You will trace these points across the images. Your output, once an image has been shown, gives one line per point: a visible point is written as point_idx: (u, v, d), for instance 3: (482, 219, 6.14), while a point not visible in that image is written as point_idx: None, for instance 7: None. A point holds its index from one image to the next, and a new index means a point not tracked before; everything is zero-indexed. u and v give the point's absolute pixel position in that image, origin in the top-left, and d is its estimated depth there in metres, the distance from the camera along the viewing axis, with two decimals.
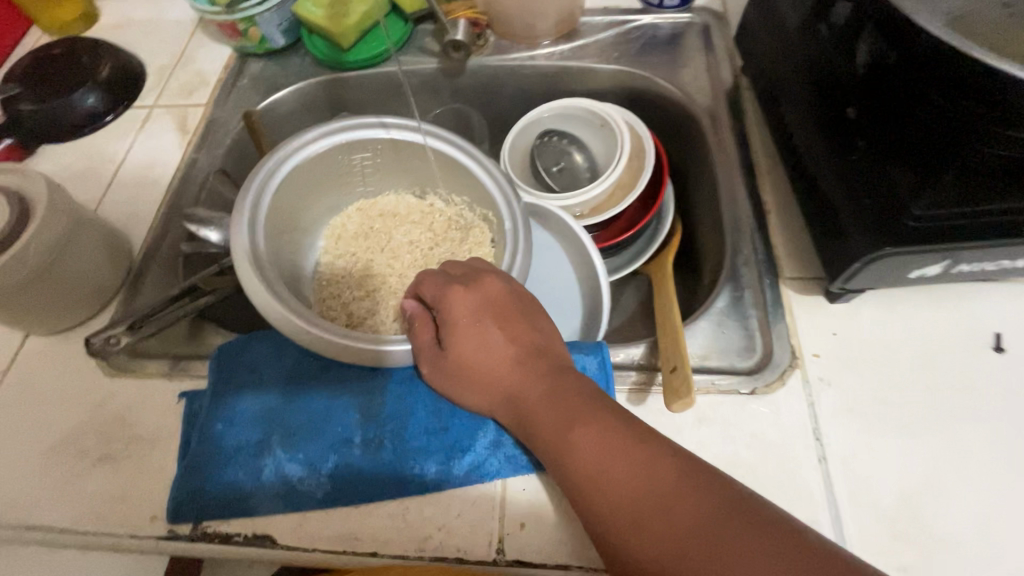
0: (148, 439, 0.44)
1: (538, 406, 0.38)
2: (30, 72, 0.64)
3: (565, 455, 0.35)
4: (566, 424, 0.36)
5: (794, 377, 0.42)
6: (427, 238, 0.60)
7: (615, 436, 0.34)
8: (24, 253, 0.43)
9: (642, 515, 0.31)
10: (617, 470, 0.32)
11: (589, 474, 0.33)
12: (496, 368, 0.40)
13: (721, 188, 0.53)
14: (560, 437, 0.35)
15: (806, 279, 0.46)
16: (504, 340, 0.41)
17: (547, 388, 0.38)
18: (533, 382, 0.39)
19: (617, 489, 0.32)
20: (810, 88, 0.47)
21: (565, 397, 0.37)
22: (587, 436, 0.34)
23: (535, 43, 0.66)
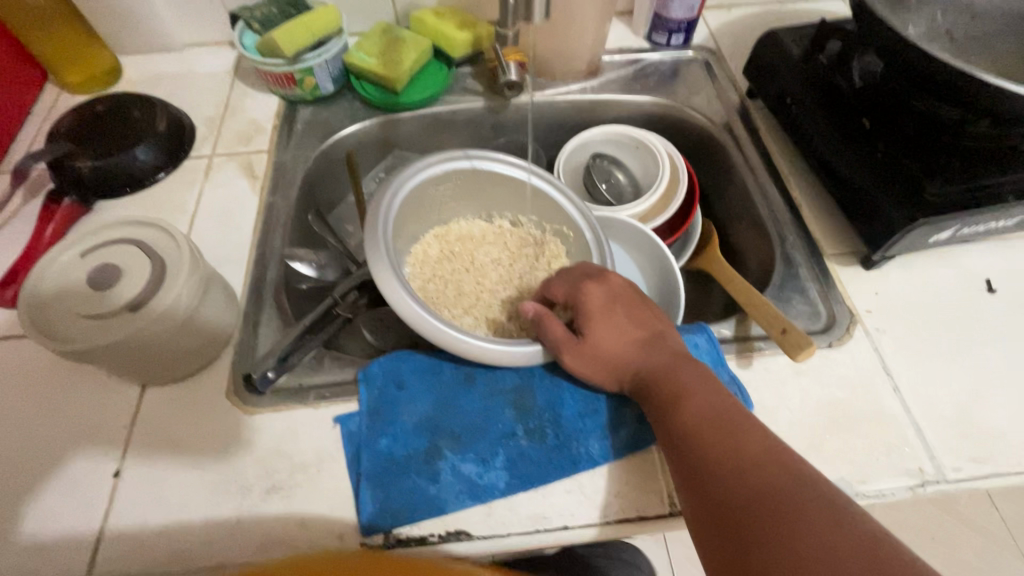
0: (312, 465, 0.46)
1: (654, 380, 0.45)
2: (82, 129, 0.63)
3: (670, 415, 0.43)
4: (677, 394, 0.44)
5: (858, 329, 0.53)
6: (505, 256, 0.66)
7: (719, 412, 0.42)
8: (179, 299, 0.45)
9: (725, 472, 0.38)
10: (711, 436, 0.40)
11: (687, 434, 0.41)
12: (631, 349, 0.48)
13: (755, 190, 0.64)
14: (671, 403, 0.43)
15: (845, 253, 0.58)
16: (630, 326, 0.49)
17: (665, 366, 0.46)
18: (654, 360, 0.47)
19: (708, 450, 0.40)
20: (822, 104, 0.59)
21: (678, 375, 0.45)
22: (694, 406, 0.42)
23: (566, 79, 0.75)
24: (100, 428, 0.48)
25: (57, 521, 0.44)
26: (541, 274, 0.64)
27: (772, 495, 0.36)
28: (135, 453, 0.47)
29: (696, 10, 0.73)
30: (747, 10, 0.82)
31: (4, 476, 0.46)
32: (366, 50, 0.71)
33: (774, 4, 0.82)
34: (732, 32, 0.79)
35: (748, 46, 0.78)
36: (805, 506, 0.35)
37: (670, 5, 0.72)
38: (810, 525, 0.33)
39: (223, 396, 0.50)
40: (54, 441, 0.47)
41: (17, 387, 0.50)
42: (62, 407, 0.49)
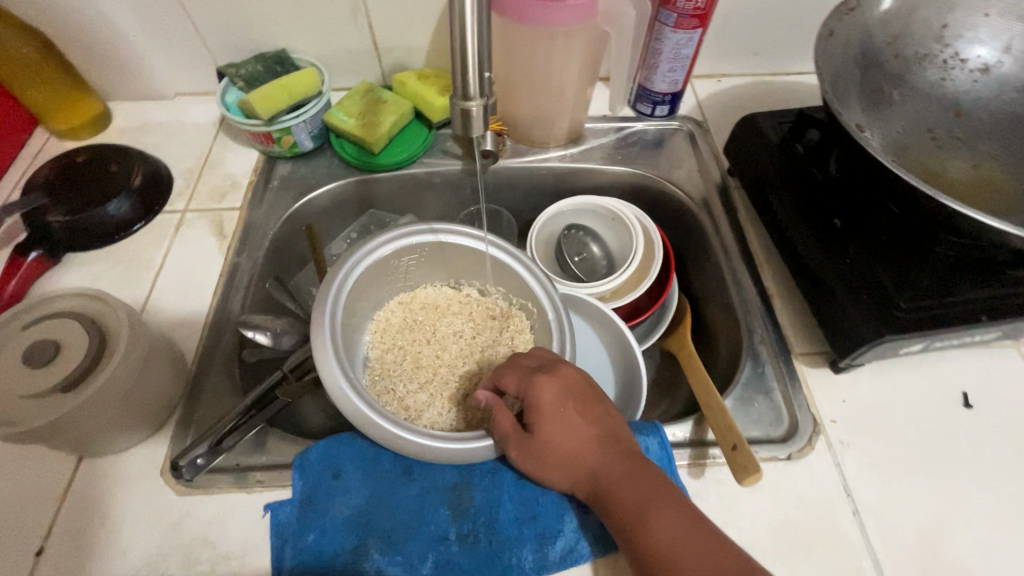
0: (236, 557, 0.45)
1: (615, 487, 0.43)
2: (58, 182, 0.64)
3: (639, 532, 0.41)
4: (641, 506, 0.42)
5: (820, 441, 0.50)
6: (469, 327, 0.65)
7: (689, 527, 0.40)
8: (107, 382, 0.44)
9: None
10: (686, 557, 0.39)
11: (659, 555, 0.39)
12: (583, 449, 0.46)
13: (727, 275, 0.63)
14: (639, 517, 0.41)
15: (814, 353, 0.56)
16: (584, 425, 0.47)
17: (624, 471, 0.44)
18: (612, 461, 0.45)
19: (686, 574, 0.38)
20: (793, 196, 0.58)
21: (640, 482, 0.43)
22: (663, 522, 0.40)
23: (546, 146, 0.74)
24: (29, 502, 0.47)
25: None
26: (503, 350, 0.61)
27: None
28: (59, 531, 0.46)
29: (680, 84, 0.71)
30: (736, 80, 0.80)
31: None
32: (347, 109, 0.71)
33: (765, 75, 0.81)
34: (719, 104, 0.78)
35: (734, 119, 0.77)
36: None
37: (652, 79, 0.71)
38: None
39: (158, 475, 0.49)
40: None
41: None
42: None
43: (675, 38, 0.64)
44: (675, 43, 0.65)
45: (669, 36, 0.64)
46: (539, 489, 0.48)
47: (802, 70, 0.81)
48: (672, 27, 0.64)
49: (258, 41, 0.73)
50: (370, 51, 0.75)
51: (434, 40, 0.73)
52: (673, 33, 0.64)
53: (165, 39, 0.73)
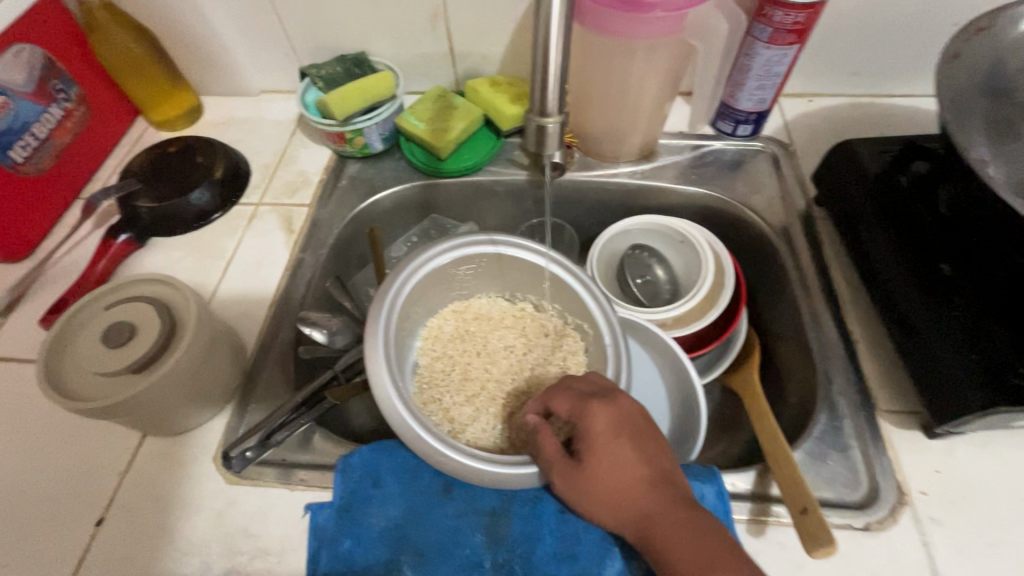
0: (274, 554, 0.45)
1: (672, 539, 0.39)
2: (149, 170, 0.68)
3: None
4: (703, 564, 0.37)
5: (905, 514, 0.44)
6: (521, 343, 0.63)
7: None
8: (174, 369, 0.45)
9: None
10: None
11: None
12: (635, 487, 0.42)
13: (806, 314, 0.57)
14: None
15: (904, 412, 0.50)
16: (638, 464, 0.43)
17: (683, 522, 0.40)
18: (668, 509, 0.41)
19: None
20: (892, 233, 0.52)
21: (700, 536, 0.39)
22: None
23: (616, 161, 0.71)
24: (95, 472, 0.50)
25: (40, 560, 0.46)
26: (554, 371, 0.59)
27: None
28: (118, 505, 0.48)
29: (767, 103, 0.66)
30: (830, 101, 0.74)
31: (7, 502, 0.49)
32: (418, 113, 0.71)
33: (865, 96, 0.74)
34: (808, 126, 0.72)
35: (825, 143, 0.71)
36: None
37: (737, 96, 0.66)
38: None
39: (211, 461, 0.50)
40: (57, 476, 0.50)
41: (39, 414, 0.54)
42: (69, 442, 0.52)
43: (768, 54, 0.60)
44: (767, 59, 0.60)
45: (760, 52, 0.60)
46: (581, 525, 0.46)
47: (909, 93, 0.73)
48: (766, 42, 0.59)
49: (340, 43, 0.75)
50: (445, 56, 0.75)
51: (510, 48, 0.72)
52: (767, 48, 0.59)
53: (254, 38, 0.76)
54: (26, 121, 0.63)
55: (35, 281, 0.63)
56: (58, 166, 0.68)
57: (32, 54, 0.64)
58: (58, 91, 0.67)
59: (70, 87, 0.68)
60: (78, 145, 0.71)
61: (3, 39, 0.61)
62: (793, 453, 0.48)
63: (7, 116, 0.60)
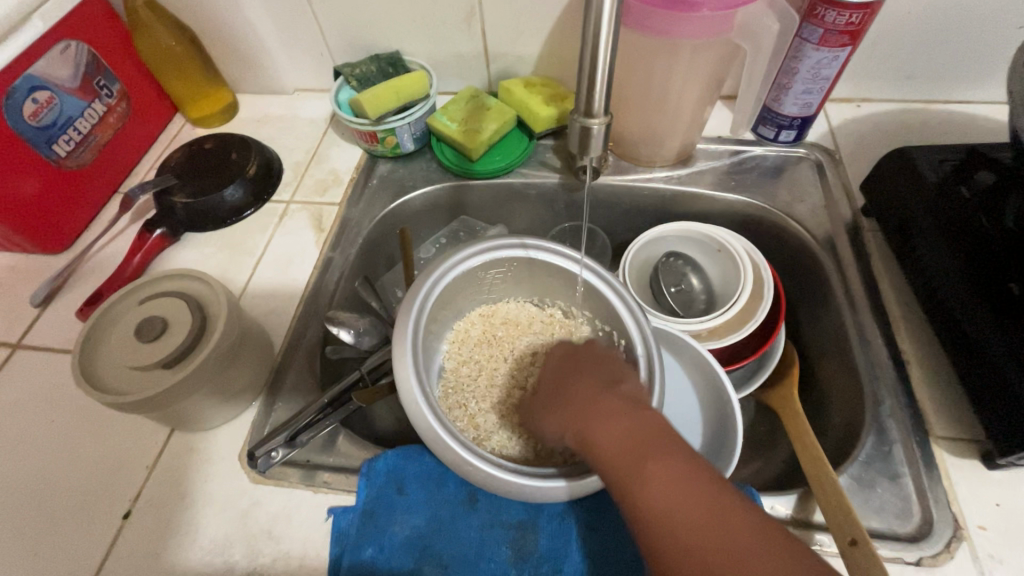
0: (296, 557, 0.45)
1: (610, 437, 0.40)
2: (186, 166, 0.68)
3: (634, 481, 0.37)
4: (638, 457, 0.37)
5: (962, 549, 0.41)
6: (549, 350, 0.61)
7: (689, 480, 0.35)
8: (203, 364, 0.45)
9: (707, 552, 0.32)
10: (688, 509, 0.34)
11: (656, 506, 0.35)
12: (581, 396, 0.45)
13: (852, 330, 0.54)
14: (630, 468, 0.37)
15: (959, 439, 0.47)
16: (592, 382, 0.46)
17: (624, 419, 0.40)
18: (612, 410, 0.42)
19: (687, 529, 0.33)
20: (952, 247, 0.49)
21: (637, 430, 0.39)
22: (663, 472, 0.36)
23: (652, 165, 0.69)
24: (124, 466, 0.50)
25: (68, 552, 0.46)
26: None
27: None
28: (144, 500, 0.48)
29: (814, 108, 0.63)
30: (879, 107, 0.71)
31: (39, 490, 0.50)
32: (451, 113, 0.70)
33: (917, 102, 0.70)
34: (856, 132, 0.69)
35: (874, 151, 0.67)
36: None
37: (782, 100, 0.63)
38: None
39: (237, 459, 0.50)
40: (87, 468, 0.51)
41: (73, 405, 0.55)
42: (102, 434, 0.53)
43: (817, 56, 0.57)
44: (816, 62, 0.58)
45: (811, 54, 0.57)
46: (610, 544, 0.45)
47: (966, 99, 0.69)
48: (816, 43, 0.56)
49: (374, 43, 0.75)
50: (479, 56, 0.74)
51: (546, 49, 0.71)
52: (816, 51, 0.57)
53: (290, 37, 0.76)
54: (70, 117, 0.65)
55: (73, 273, 0.64)
56: (99, 161, 0.70)
57: (77, 51, 0.65)
58: (101, 87, 0.69)
59: (113, 83, 0.70)
60: (119, 141, 0.72)
61: (52, 36, 0.62)
62: (838, 477, 0.46)
63: (51, 112, 0.62)
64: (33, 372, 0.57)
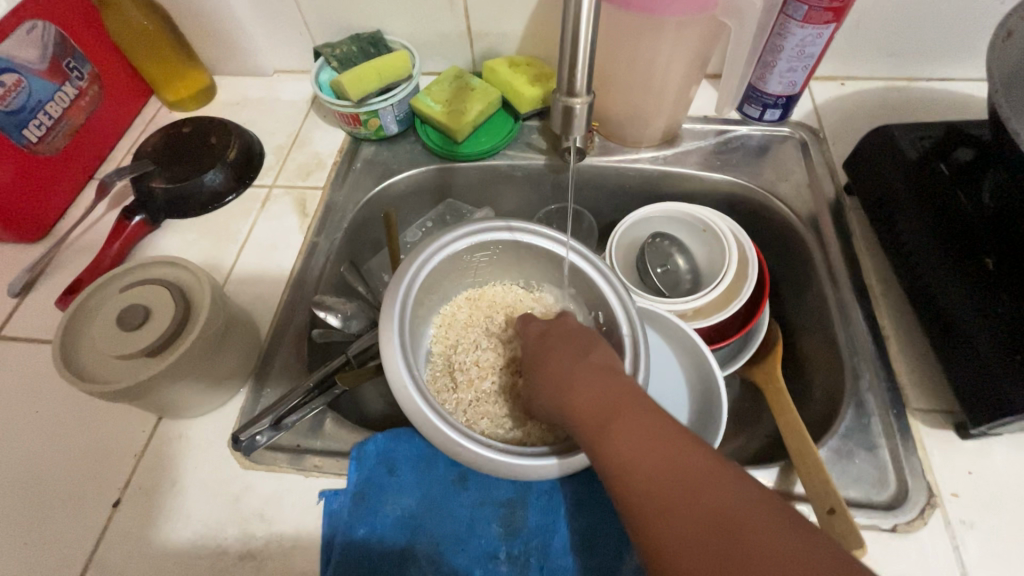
0: (288, 539, 0.45)
1: (580, 403, 0.40)
2: (163, 151, 0.67)
3: (604, 444, 0.37)
4: (606, 418, 0.38)
5: (935, 516, 0.43)
6: None
7: (654, 436, 0.35)
8: (187, 352, 0.45)
9: (667, 502, 0.32)
10: (651, 462, 0.34)
11: (621, 461, 0.35)
12: (553, 366, 0.45)
13: (833, 308, 0.55)
14: (599, 428, 0.38)
15: (935, 411, 0.48)
16: (566, 352, 0.46)
17: (596, 386, 0.41)
18: (586, 377, 0.42)
19: (649, 478, 0.33)
20: (929, 224, 0.50)
21: (607, 393, 0.40)
22: (626, 429, 0.36)
23: (638, 146, 0.69)
24: (112, 454, 0.50)
25: (57, 541, 0.46)
26: None
27: (719, 521, 0.30)
28: (134, 488, 0.48)
29: (798, 86, 0.63)
30: (862, 84, 0.71)
31: (25, 480, 0.49)
32: (434, 95, 0.69)
33: (900, 80, 0.71)
34: (840, 111, 0.69)
35: (858, 129, 0.68)
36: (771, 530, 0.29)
37: (767, 79, 0.63)
38: (764, 550, 0.28)
39: (226, 446, 0.50)
40: (75, 456, 0.51)
41: (57, 395, 0.54)
42: (87, 423, 0.52)
43: (802, 34, 0.57)
44: (800, 40, 0.57)
45: (795, 31, 0.57)
46: (598, 520, 0.46)
47: (947, 76, 0.70)
48: (801, 20, 0.56)
49: (355, 22, 0.73)
50: (463, 36, 0.73)
51: (530, 27, 0.70)
52: (801, 28, 0.56)
53: (268, 16, 0.74)
54: (40, 100, 0.63)
55: (50, 261, 0.63)
56: (72, 146, 0.68)
57: (45, 31, 0.63)
58: (71, 69, 0.66)
59: (83, 65, 0.68)
60: (92, 125, 0.70)
61: (17, 16, 0.60)
62: (819, 449, 0.47)
63: (20, 95, 0.60)
64: (13, 363, 0.57)
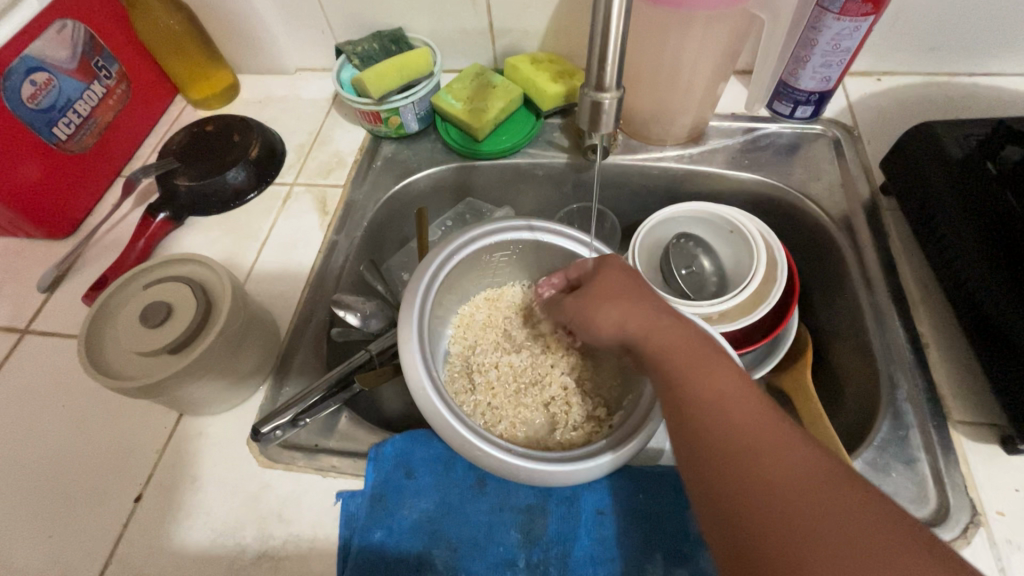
0: (305, 540, 0.45)
1: (664, 349, 0.39)
2: (187, 148, 0.67)
3: (690, 392, 0.36)
4: (699, 369, 0.37)
5: (979, 535, 0.41)
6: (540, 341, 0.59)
7: (745, 392, 0.35)
8: (208, 350, 0.45)
9: (755, 456, 0.31)
10: (742, 418, 0.33)
11: (711, 410, 0.35)
12: (629, 301, 0.42)
13: (867, 313, 0.53)
14: (690, 373, 0.37)
15: (978, 424, 0.46)
16: (642, 293, 0.43)
17: (681, 339, 0.39)
18: (670, 327, 0.40)
19: (736, 431, 0.33)
20: (972, 227, 0.48)
21: (697, 351, 0.38)
22: (722, 386, 0.36)
23: (663, 144, 0.67)
24: (134, 449, 0.51)
25: (80, 535, 0.47)
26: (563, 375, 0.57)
27: (804, 484, 0.29)
28: (154, 484, 0.49)
29: (832, 82, 0.61)
30: (899, 80, 0.68)
31: (50, 474, 0.50)
32: (455, 92, 0.69)
33: (940, 75, 0.68)
34: (876, 107, 0.67)
35: (894, 127, 0.65)
36: (852, 498, 0.29)
37: (799, 74, 0.61)
38: (847, 516, 0.28)
39: (244, 444, 0.50)
40: (98, 451, 0.51)
41: (82, 390, 0.55)
42: (110, 419, 0.53)
43: (838, 27, 0.55)
44: (837, 33, 0.55)
45: (831, 24, 0.55)
46: (621, 529, 0.45)
47: (991, 71, 0.67)
48: (837, 13, 0.54)
49: (377, 20, 0.72)
50: (484, 32, 0.72)
51: (554, 23, 0.69)
52: (837, 21, 0.54)
53: (291, 15, 0.74)
54: (69, 99, 0.64)
55: (79, 257, 0.64)
56: (100, 144, 0.69)
57: (75, 30, 0.64)
58: (100, 68, 0.67)
59: (111, 64, 0.69)
60: (120, 124, 0.71)
61: (47, 15, 0.61)
62: (853, 461, 0.45)
63: (50, 94, 0.62)
64: (41, 357, 0.58)
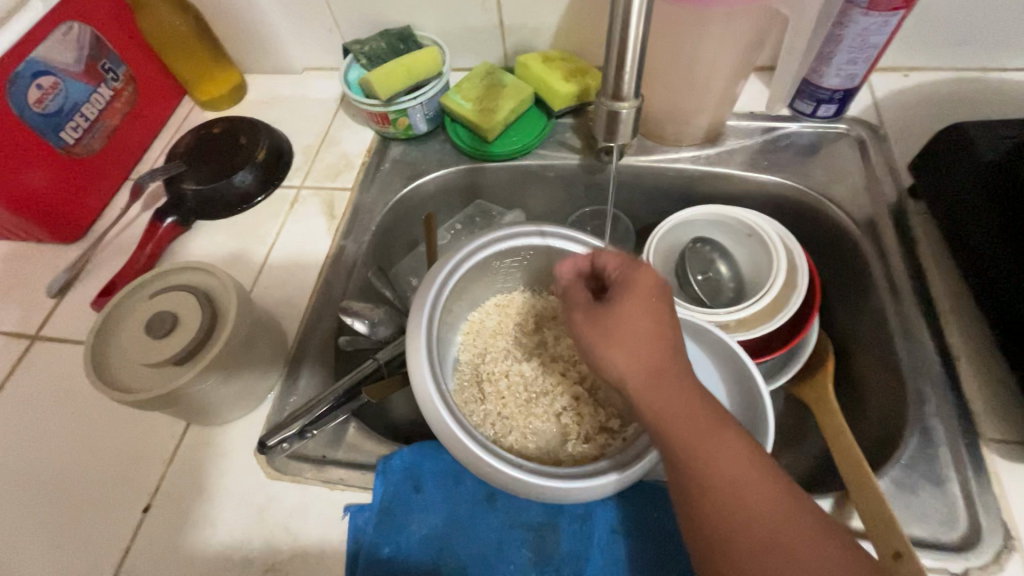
0: (313, 553, 0.44)
1: (670, 411, 0.34)
2: (194, 152, 0.67)
3: (698, 466, 0.32)
4: (703, 435, 0.33)
5: (1013, 561, 0.39)
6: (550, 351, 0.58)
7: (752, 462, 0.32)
8: (213, 362, 0.44)
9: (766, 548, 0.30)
10: (751, 498, 0.31)
11: (717, 486, 0.32)
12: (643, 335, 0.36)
13: (893, 323, 0.51)
14: (695, 445, 0.33)
15: (1013, 443, 0.43)
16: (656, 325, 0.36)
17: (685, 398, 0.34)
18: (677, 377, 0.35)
19: (746, 515, 0.31)
20: (1009, 237, 0.45)
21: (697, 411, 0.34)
22: (728, 459, 0.32)
23: (679, 144, 0.65)
24: (142, 458, 0.50)
25: (89, 544, 0.47)
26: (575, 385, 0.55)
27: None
28: (162, 494, 0.48)
29: (857, 80, 0.58)
30: (928, 76, 0.65)
31: (59, 482, 0.50)
32: (465, 92, 0.67)
33: (972, 71, 0.65)
34: (903, 105, 0.64)
35: (923, 126, 0.62)
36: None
37: (823, 71, 0.58)
38: None
39: (251, 455, 0.49)
40: (106, 460, 0.51)
41: (90, 398, 0.55)
42: (119, 426, 0.52)
43: (866, 22, 0.52)
44: (864, 28, 0.52)
45: (859, 19, 0.52)
46: (634, 547, 0.44)
47: None
48: (865, 7, 0.51)
49: (385, 18, 0.71)
50: (495, 30, 0.70)
51: (566, 20, 0.67)
52: (864, 16, 0.52)
53: (299, 14, 0.73)
54: (76, 101, 0.63)
55: (89, 261, 0.64)
56: (108, 147, 0.68)
57: (81, 32, 0.63)
58: (107, 70, 0.67)
59: (118, 66, 0.68)
60: (127, 126, 0.71)
61: (51, 18, 0.60)
62: (879, 480, 0.43)
63: (57, 97, 0.61)
64: (50, 364, 0.57)
